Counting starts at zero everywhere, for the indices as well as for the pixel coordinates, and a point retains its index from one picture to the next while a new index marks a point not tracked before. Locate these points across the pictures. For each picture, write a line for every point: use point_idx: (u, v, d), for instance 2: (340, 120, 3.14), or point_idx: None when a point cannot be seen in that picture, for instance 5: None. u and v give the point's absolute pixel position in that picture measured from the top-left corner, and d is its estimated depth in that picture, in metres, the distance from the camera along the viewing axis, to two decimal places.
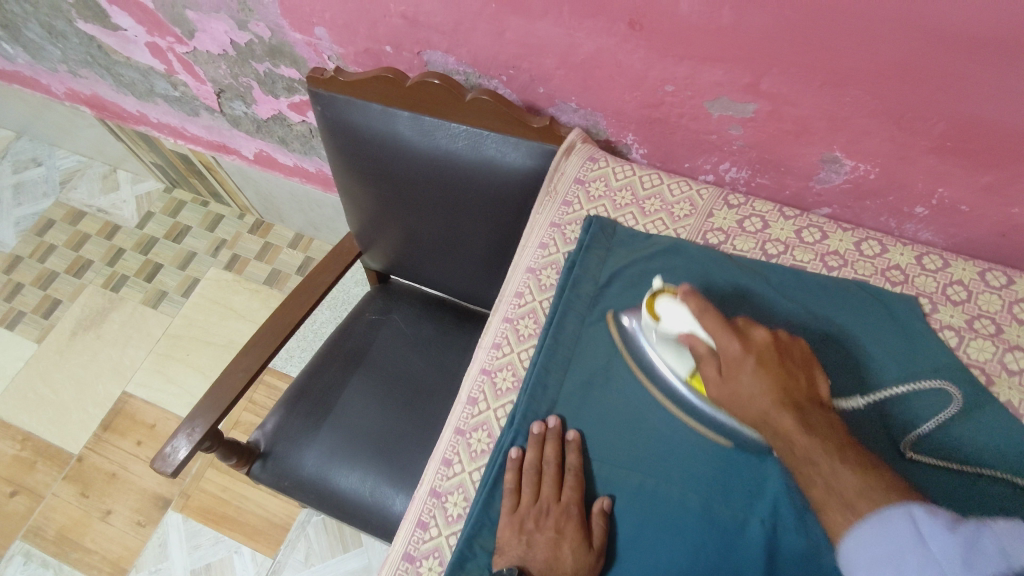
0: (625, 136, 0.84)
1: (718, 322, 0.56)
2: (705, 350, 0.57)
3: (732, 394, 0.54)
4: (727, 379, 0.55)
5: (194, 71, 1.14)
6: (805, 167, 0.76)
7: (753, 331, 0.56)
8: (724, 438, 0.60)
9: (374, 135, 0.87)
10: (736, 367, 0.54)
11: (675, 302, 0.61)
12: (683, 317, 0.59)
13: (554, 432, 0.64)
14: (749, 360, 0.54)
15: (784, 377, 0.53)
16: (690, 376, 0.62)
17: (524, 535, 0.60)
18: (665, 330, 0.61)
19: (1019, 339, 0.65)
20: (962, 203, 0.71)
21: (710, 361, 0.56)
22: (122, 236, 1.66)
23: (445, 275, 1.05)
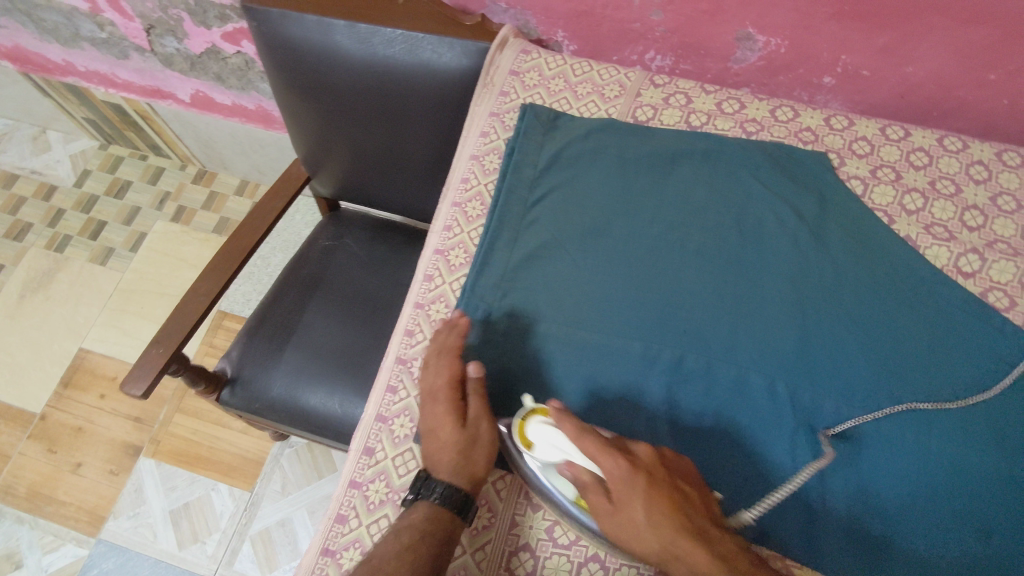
0: (555, 33, 0.88)
1: (600, 443, 0.52)
2: (590, 476, 0.52)
3: (625, 524, 0.51)
4: (620, 509, 0.51)
5: (120, 7, 1.12)
6: (722, 47, 0.82)
7: (633, 448, 0.54)
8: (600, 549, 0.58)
9: (312, 47, 0.88)
10: (628, 492, 0.51)
11: (546, 425, 0.54)
12: (559, 446, 0.53)
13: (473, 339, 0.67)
14: (639, 483, 0.51)
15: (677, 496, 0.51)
16: (576, 500, 0.55)
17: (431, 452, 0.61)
18: (540, 461, 0.54)
19: (916, 181, 0.73)
20: (863, 67, 0.78)
21: (601, 501, 0.51)
22: (61, 196, 1.62)
23: (395, 192, 1.09)
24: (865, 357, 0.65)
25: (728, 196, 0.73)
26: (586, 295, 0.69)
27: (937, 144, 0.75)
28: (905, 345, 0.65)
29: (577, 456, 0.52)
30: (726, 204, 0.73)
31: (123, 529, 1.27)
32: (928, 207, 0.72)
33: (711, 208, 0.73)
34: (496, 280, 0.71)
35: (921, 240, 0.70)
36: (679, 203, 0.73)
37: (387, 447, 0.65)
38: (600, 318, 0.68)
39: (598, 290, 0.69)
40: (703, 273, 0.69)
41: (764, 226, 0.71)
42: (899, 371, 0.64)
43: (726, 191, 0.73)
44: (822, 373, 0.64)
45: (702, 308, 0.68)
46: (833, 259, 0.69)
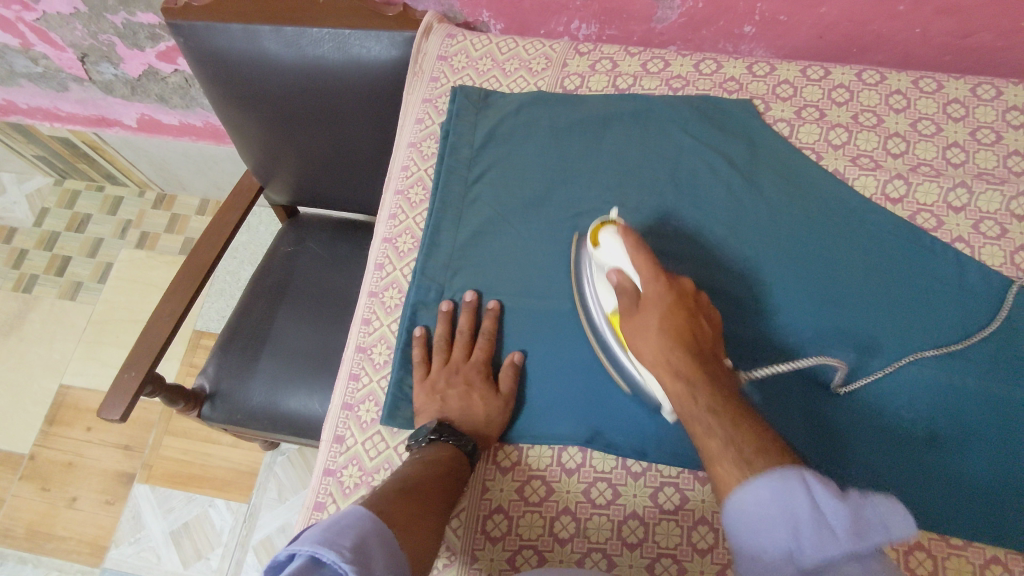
0: (481, 15, 0.90)
1: (647, 263, 0.59)
2: (631, 286, 0.60)
3: (637, 333, 0.58)
4: (640, 313, 0.58)
5: (50, 38, 1.11)
6: (642, 10, 0.83)
7: (679, 282, 0.59)
8: (627, 387, 0.63)
9: (241, 55, 0.89)
10: (653, 303, 0.58)
11: (615, 235, 0.62)
12: (616, 251, 0.62)
13: (467, 305, 0.69)
14: (665, 299, 0.57)
15: (689, 323, 0.56)
16: (611, 314, 0.63)
17: (437, 394, 0.64)
18: (600, 260, 0.64)
19: (840, 117, 0.75)
20: (779, 13, 0.79)
21: (632, 299, 0.60)
22: (22, 237, 1.62)
23: (348, 191, 1.10)
24: (805, 289, 0.67)
25: (661, 152, 0.75)
26: (532, 264, 0.71)
27: (857, 79, 0.77)
28: (842, 272, 0.67)
29: (626, 263, 0.61)
30: (660, 159, 0.75)
31: (127, 555, 1.29)
32: (853, 140, 0.74)
33: (647, 166, 0.74)
34: (445, 259, 0.72)
35: (848, 172, 0.72)
36: (614, 165, 0.75)
37: (356, 433, 0.67)
38: (549, 284, 0.70)
39: (546, 258, 0.71)
40: (644, 229, 0.71)
41: (698, 177, 0.73)
42: (838, 299, 0.66)
43: (658, 148, 0.75)
44: (766, 310, 0.67)
45: (648, 263, 0.69)
46: (769, 202, 0.71)
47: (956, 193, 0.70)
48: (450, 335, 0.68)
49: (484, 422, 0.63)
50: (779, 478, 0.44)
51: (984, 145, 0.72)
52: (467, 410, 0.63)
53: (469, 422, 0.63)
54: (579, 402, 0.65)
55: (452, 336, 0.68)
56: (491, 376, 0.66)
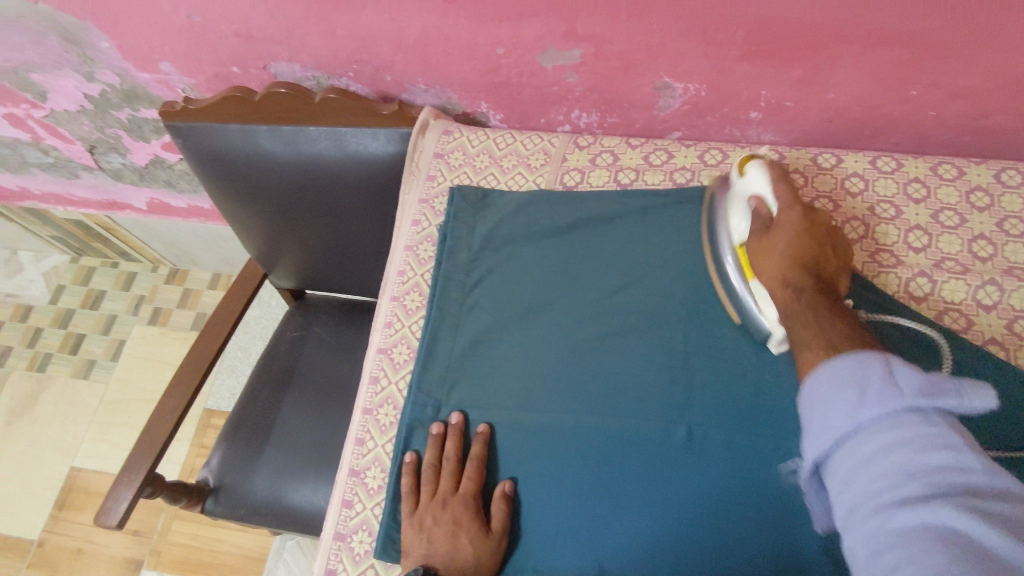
0: (479, 106, 0.88)
1: (790, 198, 0.60)
2: (766, 214, 0.61)
3: (767, 247, 0.59)
4: (767, 237, 0.59)
5: (59, 133, 1.13)
6: (643, 99, 0.81)
7: (817, 216, 0.59)
8: (737, 316, 0.64)
9: (240, 154, 0.88)
10: (785, 226, 0.58)
11: (762, 169, 0.63)
12: (761, 183, 0.62)
13: (453, 429, 0.65)
14: (800, 224, 0.57)
15: (818, 249, 0.57)
16: (737, 244, 0.63)
17: (423, 532, 0.61)
18: (743, 191, 0.64)
19: (854, 210, 0.71)
20: (786, 99, 0.76)
21: (761, 225, 0.60)
22: (38, 315, 1.63)
23: (352, 279, 1.08)
24: None
25: (666, 248, 0.71)
26: (532, 377, 0.67)
27: (871, 166, 0.73)
28: None
29: (768, 193, 0.61)
30: (666, 257, 0.70)
31: None
32: (870, 233, 0.70)
33: (653, 267, 0.70)
34: (442, 372, 0.69)
35: (868, 269, 0.68)
36: (615, 265, 0.71)
37: (348, 567, 0.64)
38: (550, 399, 0.66)
39: (547, 370, 0.67)
40: (650, 334, 0.67)
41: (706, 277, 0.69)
42: None
43: (664, 246, 0.71)
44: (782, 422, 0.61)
45: (652, 372, 0.65)
46: None
47: (985, 291, 0.65)
48: (439, 462, 0.65)
49: (471, 566, 0.59)
50: (863, 356, 0.46)
51: (1013, 236, 0.68)
52: (452, 553, 0.60)
53: (455, 567, 0.60)
54: (580, 529, 0.61)
55: (440, 464, 0.65)
56: (482, 511, 0.62)
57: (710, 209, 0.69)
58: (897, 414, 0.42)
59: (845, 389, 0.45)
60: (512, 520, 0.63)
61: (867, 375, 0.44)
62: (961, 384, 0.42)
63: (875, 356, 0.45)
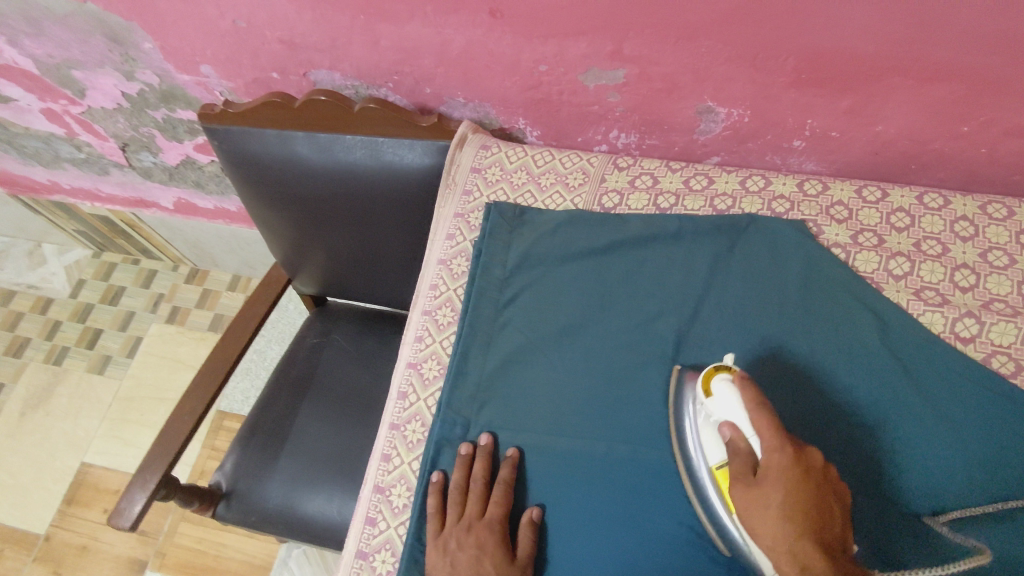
0: (517, 122, 0.87)
1: (771, 426, 0.50)
2: (745, 449, 0.51)
3: (755, 504, 0.49)
4: (757, 488, 0.49)
5: (94, 130, 1.13)
6: (685, 122, 0.80)
7: (807, 449, 0.50)
8: (726, 548, 0.56)
9: (276, 159, 0.88)
10: (774, 471, 0.49)
11: (731, 385, 0.54)
12: (735, 407, 0.53)
13: (482, 450, 0.65)
14: (794, 476, 0.48)
15: (823, 504, 0.47)
16: (716, 468, 0.55)
17: (447, 556, 0.60)
18: (711, 412, 0.55)
19: (900, 245, 0.69)
20: (831, 129, 0.75)
21: (746, 472, 0.50)
22: (57, 308, 1.64)
23: (377, 289, 1.07)
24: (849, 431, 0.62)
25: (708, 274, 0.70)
26: (565, 400, 0.66)
27: (918, 202, 0.71)
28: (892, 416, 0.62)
29: (743, 420, 0.52)
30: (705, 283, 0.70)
31: None
32: (916, 271, 0.68)
33: (691, 293, 0.69)
34: (473, 390, 0.68)
35: (912, 307, 0.66)
36: (653, 289, 0.70)
37: None
38: (583, 423, 0.65)
39: (581, 393, 0.66)
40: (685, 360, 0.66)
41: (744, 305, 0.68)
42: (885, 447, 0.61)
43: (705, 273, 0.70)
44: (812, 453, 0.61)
45: None
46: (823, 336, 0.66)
47: None
48: (466, 483, 0.64)
49: None
50: None
51: None
52: None
53: None
54: (609, 561, 0.59)
55: (467, 486, 0.64)
56: (508, 536, 0.61)
57: (678, 407, 0.60)
58: None
59: None
60: (539, 547, 0.62)
61: None
62: None
63: None
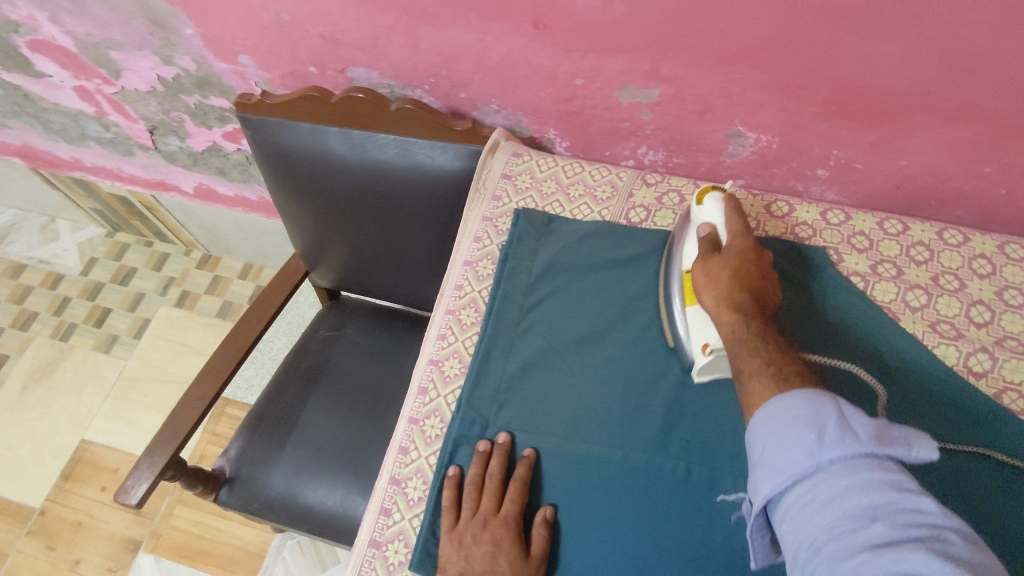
0: (548, 132, 0.89)
1: (739, 227, 0.64)
2: (716, 239, 0.65)
3: (715, 265, 0.62)
4: (719, 260, 0.63)
5: (124, 110, 1.15)
6: (713, 143, 0.82)
7: (761, 251, 0.64)
8: (670, 337, 0.68)
9: (307, 152, 0.90)
10: (734, 250, 0.63)
11: (721, 202, 0.66)
12: (716, 214, 0.66)
13: (499, 448, 0.66)
14: (745, 257, 0.62)
15: (756, 279, 0.62)
16: (685, 269, 0.67)
17: (462, 550, 0.61)
18: (695, 219, 0.68)
19: (918, 278, 0.71)
20: (856, 161, 0.77)
21: (710, 248, 0.64)
22: (67, 284, 1.64)
23: (393, 285, 1.09)
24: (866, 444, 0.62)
25: None
26: (583, 406, 0.67)
27: (937, 237, 0.73)
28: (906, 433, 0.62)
29: (721, 224, 0.65)
30: None
31: None
32: (933, 304, 0.70)
33: None
34: (492, 391, 0.69)
35: (927, 338, 0.68)
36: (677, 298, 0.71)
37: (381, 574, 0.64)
38: (600, 431, 0.66)
39: (599, 401, 0.67)
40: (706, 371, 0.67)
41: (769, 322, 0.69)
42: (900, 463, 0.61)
43: None
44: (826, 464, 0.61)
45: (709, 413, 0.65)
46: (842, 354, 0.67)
47: None
48: (482, 479, 0.65)
49: None
50: (815, 396, 0.49)
51: None
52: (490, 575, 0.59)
53: None
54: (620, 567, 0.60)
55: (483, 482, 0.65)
56: (522, 534, 0.62)
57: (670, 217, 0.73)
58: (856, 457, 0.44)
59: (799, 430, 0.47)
60: (552, 548, 0.62)
61: (823, 419, 0.47)
62: (909, 434, 0.46)
63: (828, 396, 0.48)
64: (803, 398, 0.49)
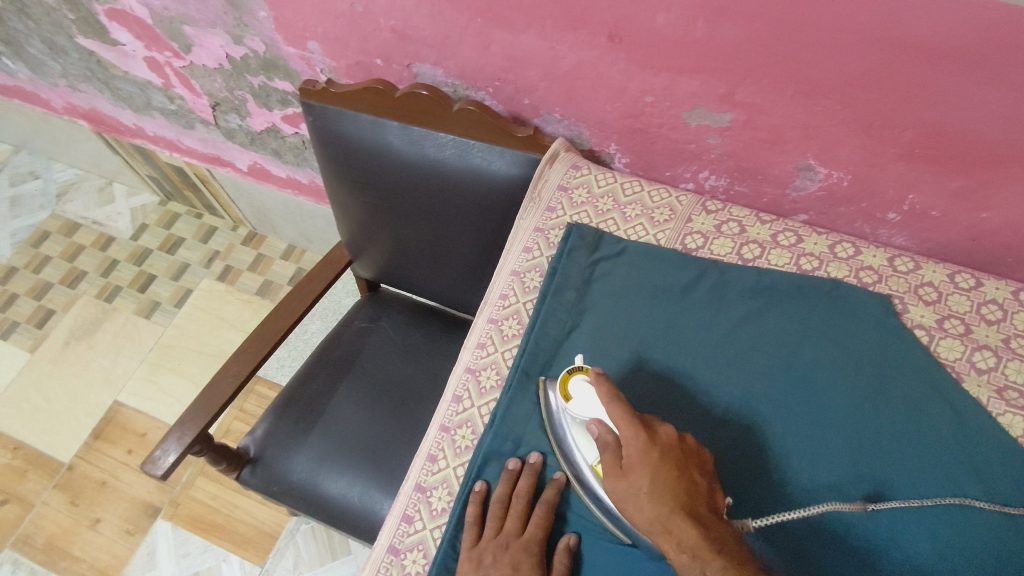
0: (608, 146, 0.87)
1: (625, 418, 0.56)
2: (610, 439, 0.57)
3: (627, 490, 0.54)
4: (624, 479, 0.55)
5: (190, 85, 1.16)
6: (781, 175, 0.79)
7: (659, 429, 0.56)
8: (622, 534, 0.59)
9: (364, 145, 0.89)
10: (637, 464, 0.54)
11: (586, 385, 0.61)
12: (594, 404, 0.60)
13: (529, 468, 0.64)
14: (652, 458, 0.54)
15: (683, 483, 0.53)
16: (596, 466, 0.60)
17: (481, 570, 0.60)
18: (575, 413, 0.61)
19: (988, 338, 0.67)
20: (932, 208, 0.73)
21: (611, 458, 0.56)
22: (116, 247, 1.68)
23: (431, 283, 1.08)
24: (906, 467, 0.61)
25: (789, 318, 0.69)
26: None
27: (1013, 297, 0.69)
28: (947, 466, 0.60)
29: (603, 415, 0.59)
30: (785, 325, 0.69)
31: None
32: (1002, 367, 0.65)
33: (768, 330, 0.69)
34: (527, 407, 0.67)
35: (993, 405, 0.64)
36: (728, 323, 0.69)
37: None
38: None
39: None
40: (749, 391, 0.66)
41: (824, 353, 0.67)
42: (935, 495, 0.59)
43: (785, 316, 0.69)
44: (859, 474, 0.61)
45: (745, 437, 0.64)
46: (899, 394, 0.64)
47: None
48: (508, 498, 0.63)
49: None
50: None
51: None
52: None
53: None
54: None
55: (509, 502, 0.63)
56: (544, 561, 0.60)
57: (548, 397, 0.66)
58: None
59: None
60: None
61: None
62: None
63: None
64: None
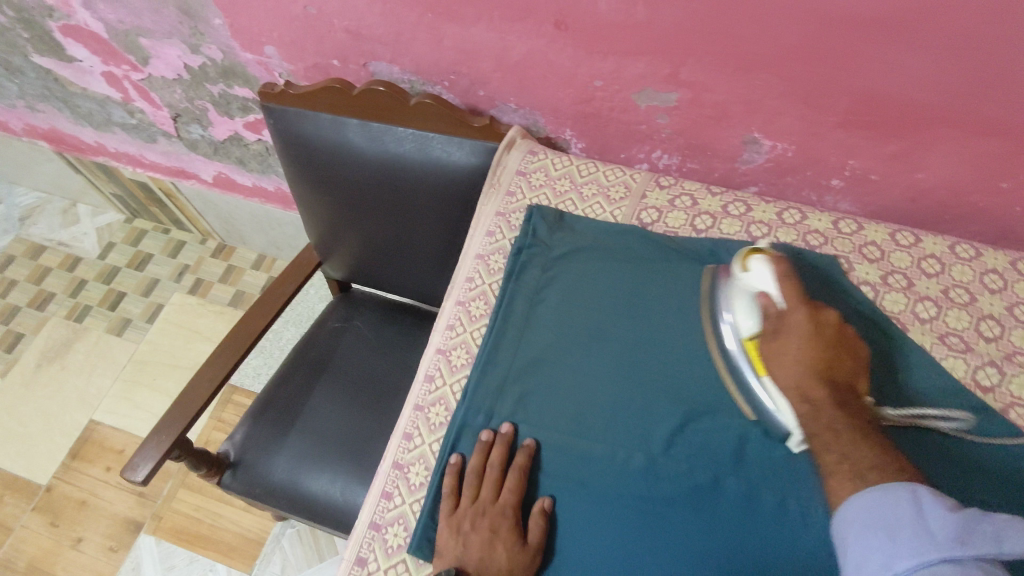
0: (564, 132, 0.90)
1: (797, 294, 0.60)
2: (774, 310, 0.60)
3: (780, 351, 0.59)
4: (782, 338, 0.59)
5: (150, 97, 1.17)
6: (728, 149, 0.82)
7: (824, 310, 0.60)
8: (750, 412, 0.63)
9: (326, 144, 0.91)
10: (794, 329, 0.59)
11: (766, 263, 0.62)
12: (768, 279, 0.61)
13: (501, 437, 0.66)
14: (809, 330, 0.58)
15: (832, 355, 0.57)
16: (748, 340, 0.62)
17: (460, 536, 0.62)
18: (747, 285, 0.63)
19: (929, 290, 0.71)
20: (871, 172, 0.78)
21: (772, 326, 0.60)
22: (84, 267, 1.67)
23: (400, 278, 1.10)
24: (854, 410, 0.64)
25: None
26: (588, 401, 0.67)
27: (949, 251, 0.73)
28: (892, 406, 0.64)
29: (773, 290, 0.61)
30: None
31: None
32: (942, 316, 0.69)
33: None
34: (497, 382, 0.70)
35: (936, 350, 0.67)
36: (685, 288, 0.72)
37: (380, 557, 0.65)
38: (604, 428, 0.66)
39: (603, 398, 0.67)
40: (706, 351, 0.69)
41: None
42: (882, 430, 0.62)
43: None
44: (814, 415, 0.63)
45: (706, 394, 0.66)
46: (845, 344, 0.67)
47: None
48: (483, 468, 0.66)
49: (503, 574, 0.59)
50: (889, 489, 0.48)
51: None
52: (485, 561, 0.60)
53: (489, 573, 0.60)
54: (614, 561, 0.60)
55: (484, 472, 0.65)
56: (520, 524, 0.63)
57: (713, 294, 0.68)
58: (932, 561, 0.43)
59: (875, 533, 0.47)
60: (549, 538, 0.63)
61: (900, 518, 0.46)
62: (1001, 528, 0.42)
63: (907, 489, 0.48)
64: (877, 494, 0.49)
